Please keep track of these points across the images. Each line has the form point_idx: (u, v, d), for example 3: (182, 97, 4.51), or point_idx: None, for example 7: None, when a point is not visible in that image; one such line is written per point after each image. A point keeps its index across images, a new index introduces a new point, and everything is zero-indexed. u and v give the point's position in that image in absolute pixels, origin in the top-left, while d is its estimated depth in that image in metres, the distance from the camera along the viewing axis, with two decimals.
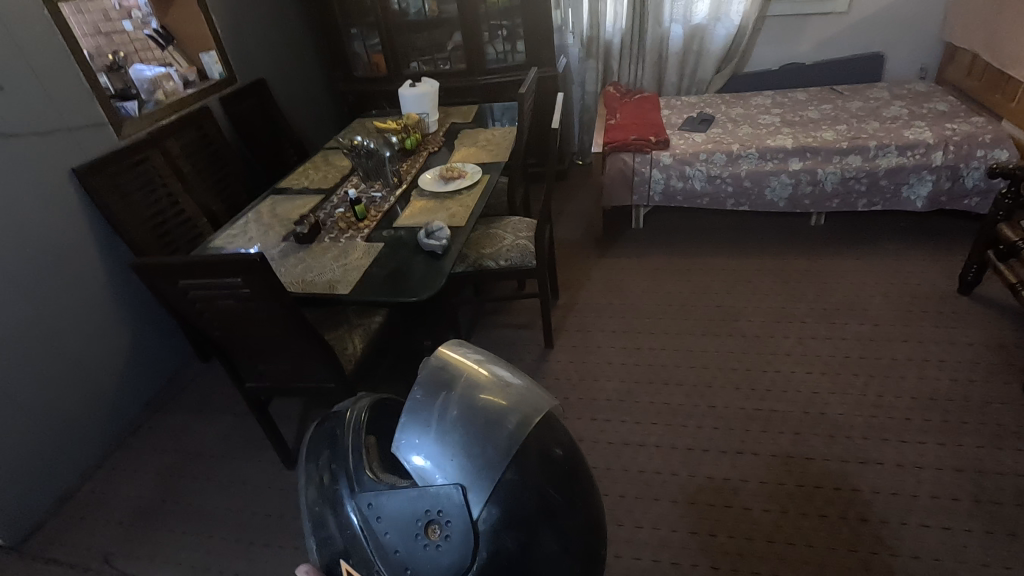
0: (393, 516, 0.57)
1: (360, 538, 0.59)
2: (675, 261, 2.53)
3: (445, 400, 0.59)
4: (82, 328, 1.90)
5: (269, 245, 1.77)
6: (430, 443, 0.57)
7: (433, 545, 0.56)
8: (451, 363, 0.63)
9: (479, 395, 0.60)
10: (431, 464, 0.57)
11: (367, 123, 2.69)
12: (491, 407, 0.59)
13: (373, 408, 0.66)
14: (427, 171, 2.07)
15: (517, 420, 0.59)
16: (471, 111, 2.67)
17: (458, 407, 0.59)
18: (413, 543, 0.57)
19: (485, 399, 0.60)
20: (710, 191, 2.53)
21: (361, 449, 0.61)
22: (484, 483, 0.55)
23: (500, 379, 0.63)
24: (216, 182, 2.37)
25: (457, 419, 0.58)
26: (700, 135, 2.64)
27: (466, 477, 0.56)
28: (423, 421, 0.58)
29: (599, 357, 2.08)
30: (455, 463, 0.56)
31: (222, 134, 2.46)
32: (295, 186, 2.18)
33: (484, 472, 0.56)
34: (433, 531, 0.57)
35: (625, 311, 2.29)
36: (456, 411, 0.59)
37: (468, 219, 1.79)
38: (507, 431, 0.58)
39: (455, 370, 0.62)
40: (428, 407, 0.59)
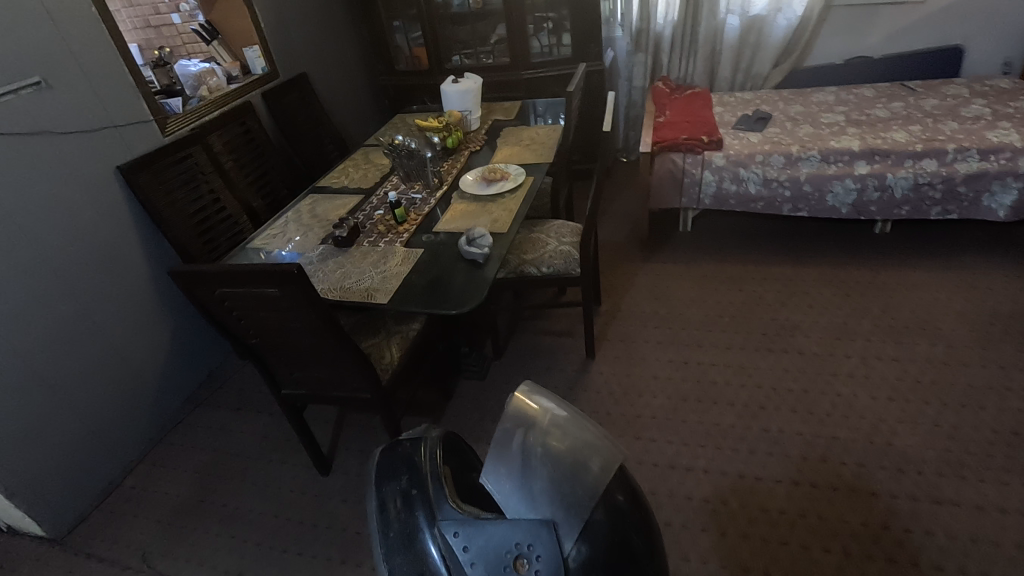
0: (483, 545, 0.60)
1: (440, 568, 0.61)
2: (725, 268, 2.40)
3: (524, 443, 0.62)
4: (125, 323, 1.92)
5: (309, 248, 1.74)
6: (516, 485, 0.60)
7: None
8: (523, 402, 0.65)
9: (557, 439, 0.62)
10: (519, 505, 0.60)
11: (408, 120, 2.64)
12: (571, 449, 0.62)
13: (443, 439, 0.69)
14: (468, 172, 2.00)
15: (598, 457, 0.61)
16: (514, 108, 2.59)
17: (539, 450, 0.61)
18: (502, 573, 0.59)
19: (564, 440, 0.62)
20: (766, 195, 2.38)
21: (439, 477, 0.65)
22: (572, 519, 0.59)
23: (573, 421, 0.65)
24: (258, 178, 2.37)
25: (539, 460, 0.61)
26: (757, 135, 2.48)
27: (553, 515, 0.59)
28: (507, 463, 0.61)
29: (644, 370, 1.98)
30: (542, 502, 0.59)
31: (263, 130, 2.45)
32: (334, 185, 2.14)
33: (570, 509, 0.59)
34: (522, 565, 0.59)
35: (671, 321, 2.18)
36: (538, 454, 0.61)
37: (512, 225, 1.71)
38: (589, 473, 0.60)
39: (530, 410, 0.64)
40: (510, 449, 0.62)
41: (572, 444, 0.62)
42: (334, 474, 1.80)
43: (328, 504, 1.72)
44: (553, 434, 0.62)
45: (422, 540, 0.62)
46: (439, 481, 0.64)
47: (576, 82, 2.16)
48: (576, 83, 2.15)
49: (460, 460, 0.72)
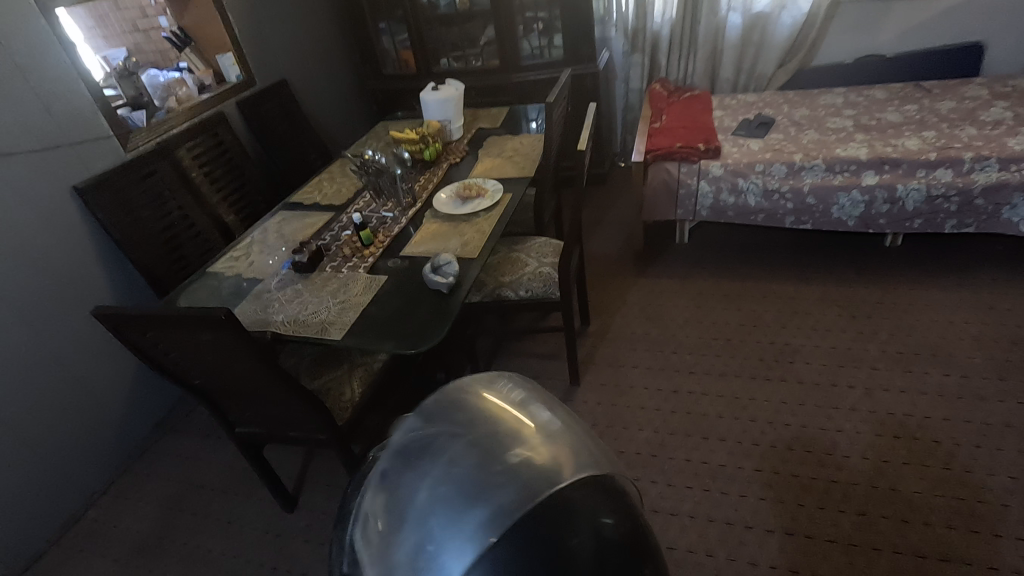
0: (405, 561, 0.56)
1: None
2: (722, 285, 2.26)
3: (472, 438, 0.60)
4: (88, 350, 1.84)
5: (268, 275, 1.64)
6: (443, 484, 0.57)
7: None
8: (501, 399, 0.65)
9: (505, 439, 0.59)
10: (441, 510, 0.55)
11: (391, 128, 2.52)
12: (540, 444, 0.58)
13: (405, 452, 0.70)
14: (444, 188, 1.88)
15: (538, 464, 0.56)
16: (501, 114, 2.46)
17: (477, 446, 0.59)
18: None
19: (536, 434, 0.60)
20: (766, 207, 2.23)
21: (372, 511, 0.62)
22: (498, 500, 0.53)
23: (538, 427, 0.61)
24: (232, 192, 2.27)
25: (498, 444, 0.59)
26: (758, 142, 2.33)
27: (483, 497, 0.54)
28: (442, 462, 0.59)
29: (631, 399, 1.85)
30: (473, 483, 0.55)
31: (238, 140, 2.34)
32: (305, 202, 2.03)
33: (503, 495, 0.54)
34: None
35: (663, 344, 2.04)
36: (474, 451, 0.58)
37: (483, 248, 1.58)
38: (521, 473, 0.55)
39: (503, 405, 0.64)
40: (454, 444, 0.60)
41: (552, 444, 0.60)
42: (299, 512, 1.70)
43: (291, 545, 1.62)
44: (528, 429, 0.61)
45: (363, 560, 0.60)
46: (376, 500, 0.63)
47: (561, 89, 2.03)
48: (561, 90, 2.02)
49: None
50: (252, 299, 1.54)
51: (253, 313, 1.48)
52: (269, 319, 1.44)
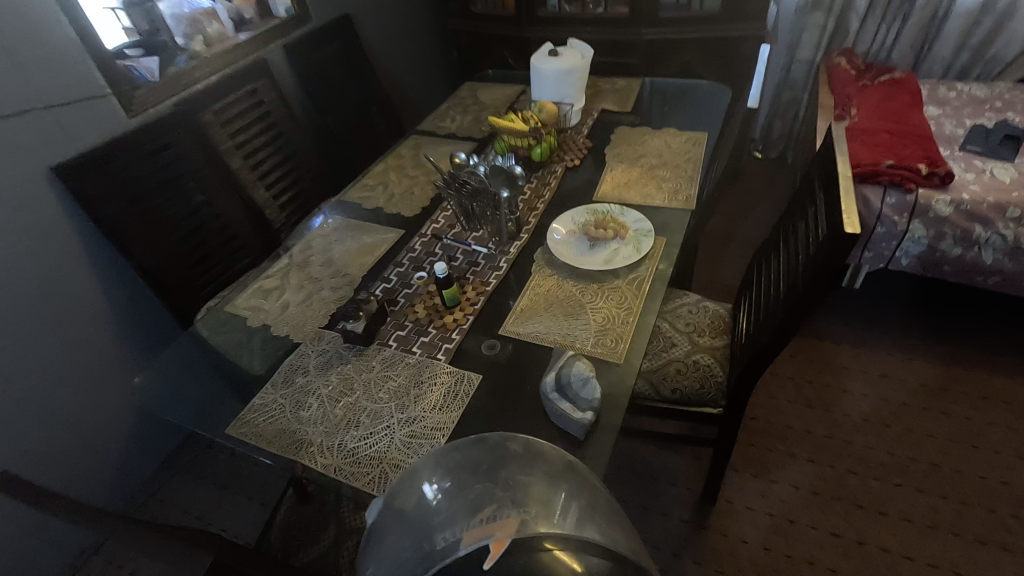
0: (431, 494, 0.68)
1: (421, 500, 0.69)
2: (918, 366, 1.62)
3: (493, 513, 0.61)
4: (74, 381, 1.40)
5: (307, 337, 1.12)
6: (449, 493, 0.67)
7: (431, 512, 0.66)
8: (555, 504, 0.63)
9: (530, 519, 0.60)
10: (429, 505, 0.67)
11: (481, 98, 1.90)
12: (560, 530, 0.59)
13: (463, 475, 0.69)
14: (562, 217, 1.29)
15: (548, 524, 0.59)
16: (631, 91, 1.80)
17: (497, 517, 0.60)
18: (433, 497, 0.68)
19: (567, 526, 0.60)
20: (1009, 270, 1.56)
21: (447, 474, 0.70)
22: (477, 536, 0.58)
23: (574, 525, 0.61)
24: (273, 169, 1.74)
25: (537, 496, 0.63)
26: (1006, 168, 1.61)
27: (460, 536, 0.59)
28: (471, 480, 0.67)
29: (791, 546, 1.31)
30: (482, 514, 0.62)
31: (283, 98, 1.79)
32: (364, 206, 1.49)
33: (481, 540, 0.57)
34: (486, 516, 0.61)
35: (835, 453, 1.47)
36: (510, 508, 0.61)
37: (632, 347, 1.01)
38: (531, 504, 0.62)
39: (557, 515, 0.61)
40: (473, 514, 0.62)
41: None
42: None
43: None
44: None
45: (425, 483, 0.71)
46: (442, 469, 0.71)
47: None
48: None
49: (490, 459, 0.70)
50: (280, 384, 1.04)
51: (280, 414, 0.98)
52: (301, 436, 0.94)
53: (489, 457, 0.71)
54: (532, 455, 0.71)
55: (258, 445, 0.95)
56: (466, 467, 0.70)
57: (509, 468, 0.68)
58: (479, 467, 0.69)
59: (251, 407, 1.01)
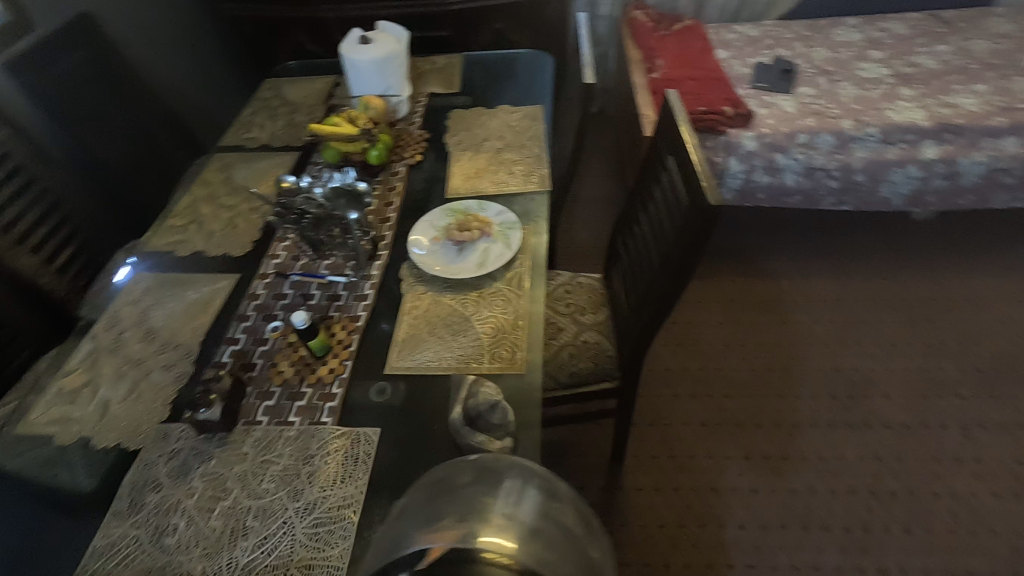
0: (403, 519, 0.62)
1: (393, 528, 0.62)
2: (755, 286, 1.84)
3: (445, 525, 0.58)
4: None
5: (147, 440, 0.90)
6: (414, 511, 0.62)
7: (396, 533, 0.61)
8: (517, 504, 0.60)
9: (481, 519, 0.58)
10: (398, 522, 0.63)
11: (288, 96, 1.67)
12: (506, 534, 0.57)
13: (443, 485, 0.65)
14: (421, 224, 1.19)
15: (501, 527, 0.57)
16: (455, 69, 1.70)
17: (446, 528, 0.57)
18: (400, 522, 0.62)
19: (511, 523, 0.58)
20: (806, 188, 1.81)
21: (425, 496, 0.64)
22: (419, 542, 0.57)
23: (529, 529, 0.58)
24: (30, 227, 1.37)
25: (478, 502, 0.60)
26: (789, 100, 1.84)
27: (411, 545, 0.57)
28: (433, 496, 0.63)
29: (695, 479, 1.43)
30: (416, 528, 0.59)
31: (22, 131, 1.39)
32: (177, 252, 1.23)
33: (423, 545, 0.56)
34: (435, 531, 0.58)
35: (710, 383, 1.61)
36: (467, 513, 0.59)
37: (530, 353, 0.97)
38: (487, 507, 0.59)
39: (511, 509, 0.60)
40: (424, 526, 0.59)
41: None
42: None
43: None
44: None
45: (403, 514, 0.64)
46: (418, 494, 0.65)
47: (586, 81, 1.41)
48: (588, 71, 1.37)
49: (467, 473, 0.65)
50: (127, 511, 0.82)
51: (136, 552, 0.78)
52: (176, 570, 0.76)
53: (471, 468, 0.66)
54: (517, 468, 0.66)
55: None
56: (442, 488, 0.64)
57: (480, 479, 0.64)
58: (454, 484, 0.64)
59: (93, 554, 0.79)
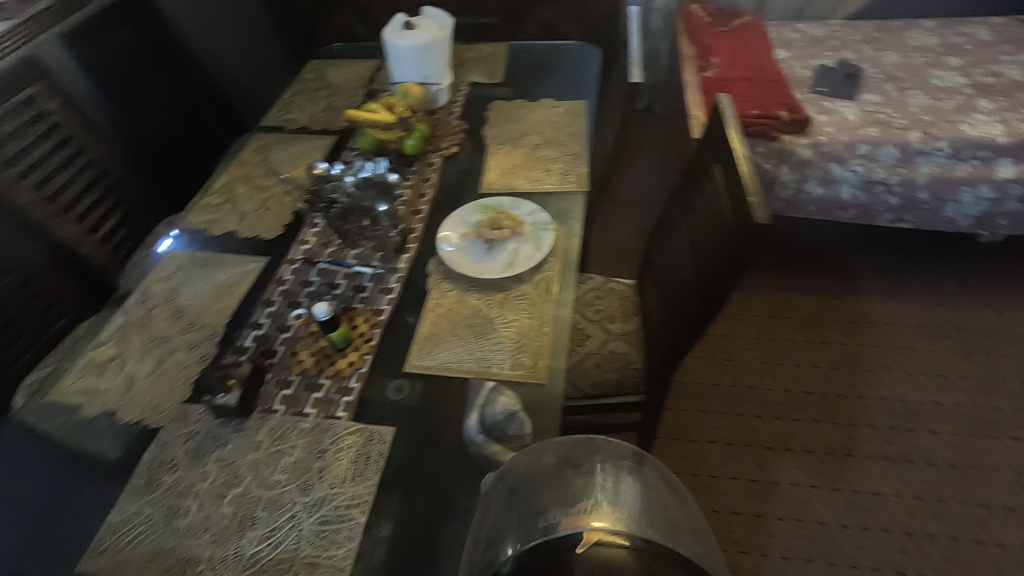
0: (522, 502, 0.71)
1: (512, 509, 0.71)
2: (797, 302, 1.75)
3: (567, 515, 0.68)
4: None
5: (167, 419, 0.91)
6: (534, 494, 0.72)
7: (519, 518, 0.70)
8: (615, 486, 0.72)
9: (598, 507, 0.69)
10: (519, 502, 0.71)
11: (330, 79, 1.66)
12: (622, 522, 0.67)
13: (547, 462, 0.75)
14: (451, 220, 1.16)
15: (619, 515, 0.68)
16: (498, 58, 1.66)
17: (573, 515, 0.68)
18: (516, 502, 0.71)
19: (621, 505, 0.70)
20: (862, 202, 1.71)
21: (534, 475, 0.73)
22: (564, 526, 0.67)
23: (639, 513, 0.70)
24: (76, 195, 1.41)
25: (589, 495, 0.70)
26: (851, 107, 1.72)
27: (552, 524, 0.67)
28: (545, 472, 0.74)
29: (717, 500, 1.37)
30: (553, 517, 0.68)
31: (72, 101, 1.41)
32: (210, 231, 1.24)
33: (574, 529, 0.66)
34: (561, 518, 0.68)
35: (741, 400, 1.54)
36: (586, 500, 0.70)
37: (554, 361, 0.93)
38: (597, 493, 0.71)
39: (614, 491, 0.72)
40: (551, 515, 0.69)
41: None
42: None
43: None
44: None
45: (516, 496, 0.72)
46: (527, 473, 0.73)
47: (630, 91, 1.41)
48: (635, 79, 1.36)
49: (564, 453, 0.75)
50: (142, 489, 0.83)
51: (148, 531, 0.79)
52: (184, 554, 0.76)
53: (567, 447, 0.76)
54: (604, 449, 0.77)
55: None
56: (549, 467, 0.74)
57: (579, 460, 0.75)
58: (556, 464, 0.74)
59: (107, 529, 0.80)
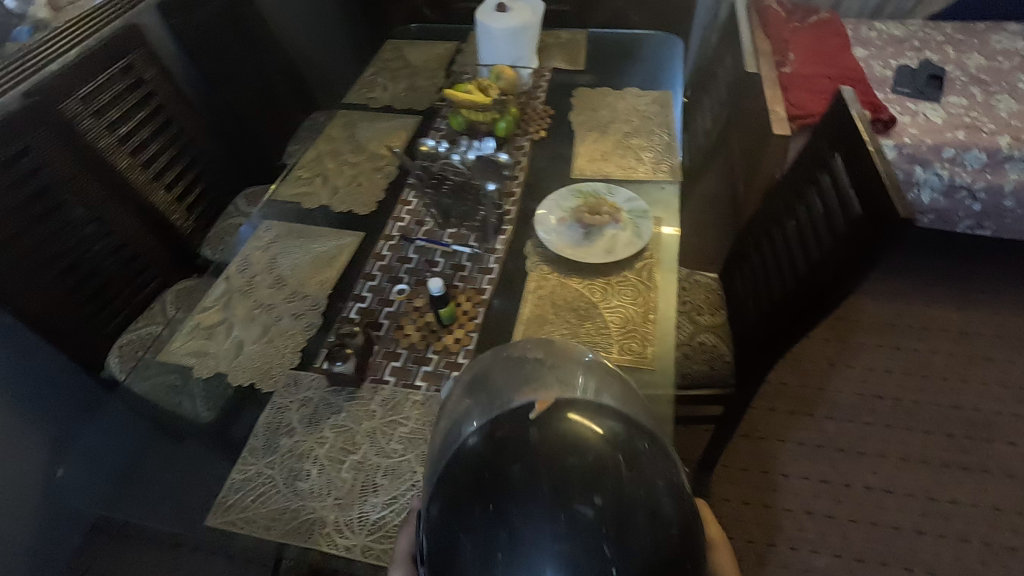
0: (468, 405, 0.51)
1: (462, 415, 0.50)
2: (868, 305, 1.73)
3: (514, 401, 0.47)
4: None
5: (279, 384, 0.93)
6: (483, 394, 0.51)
7: (467, 417, 0.49)
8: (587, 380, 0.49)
9: (565, 395, 0.47)
10: (467, 403, 0.51)
11: (409, 59, 1.66)
12: (591, 409, 0.45)
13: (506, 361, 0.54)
14: (547, 204, 1.16)
15: (593, 407, 0.46)
16: (579, 44, 1.65)
17: (523, 400, 0.47)
18: (466, 404, 0.51)
19: (594, 399, 0.47)
20: (942, 208, 1.70)
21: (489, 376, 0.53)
22: (520, 401, 0.46)
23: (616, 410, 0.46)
24: (166, 163, 1.43)
25: (554, 381, 0.49)
26: (936, 109, 1.68)
27: (497, 408, 0.47)
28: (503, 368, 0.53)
29: (788, 498, 1.37)
30: (507, 393, 0.48)
31: (166, 70, 1.43)
32: (303, 204, 1.25)
33: (527, 403, 0.46)
34: (510, 406, 0.47)
35: (811, 401, 1.53)
36: (547, 386, 0.48)
37: (662, 348, 0.93)
38: (570, 382, 0.49)
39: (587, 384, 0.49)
40: (502, 401, 0.48)
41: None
42: None
43: None
44: None
45: (466, 403, 0.52)
46: (480, 376, 0.54)
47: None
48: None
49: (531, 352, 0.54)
50: (262, 450, 0.85)
51: (272, 490, 0.81)
52: (308, 515, 0.78)
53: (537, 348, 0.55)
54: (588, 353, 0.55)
55: (255, 537, 0.77)
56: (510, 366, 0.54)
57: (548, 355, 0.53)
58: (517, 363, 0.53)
59: (231, 487, 0.82)
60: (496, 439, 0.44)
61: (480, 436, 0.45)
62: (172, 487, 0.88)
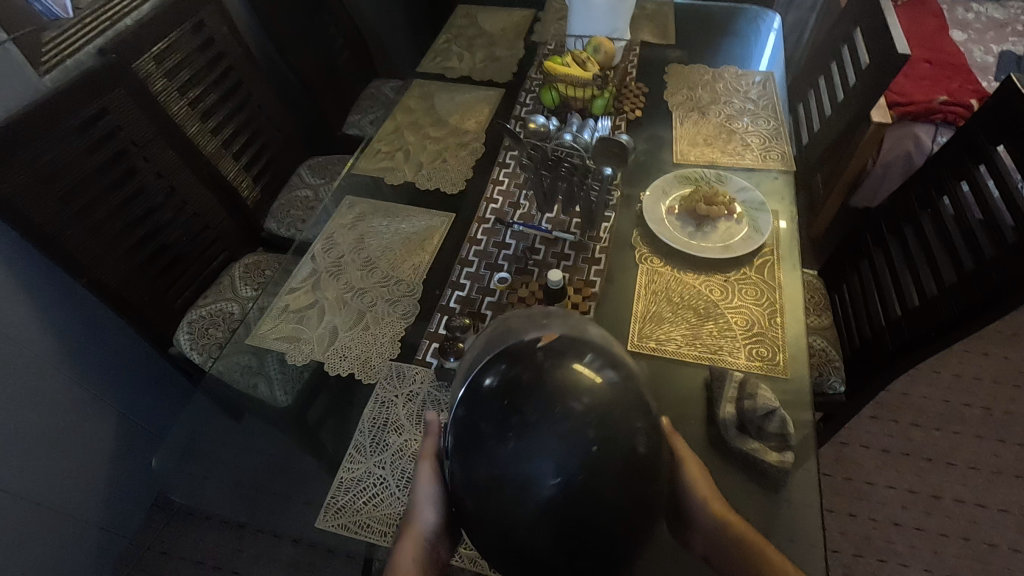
0: (484, 348, 0.52)
1: (476, 355, 0.51)
2: None
3: (523, 337, 0.48)
4: (14, 457, 1.02)
5: (381, 376, 0.87)
6: (495, 339, 0.52)
7: (481, 355, 0.50)
8: (598, 342, 0.49)
9: (571, 339, 0.47)
10: (484, 346, 0.52)
11: (484, 27, 1.56)
12: (594, 357, 0.45)
13: (531, 316, 0.55)
14: (654, 192, 1.08)
15: (600, 356, 0.45)
16: (668, 17, 1.54)
17: (531, 337, 0.47)
18: (483, 348, 0.52)
19: (603, 353, 0.46)
20: None
21: (511, 325, 0.54)
22: (529, 335, 0.47)
23: (616, 362, 0.45)
24: (236, 130, 1.36)
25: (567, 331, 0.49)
26: None
27: (508, 344, 0.48)
28: (521, 323, 0.53)
29: (876, 508, 1.30)
30: (521, 331, 0.50)
31: (236, 29, 1.35)
32: (386, 180, 1.18)
33: (534, 338, 0.47)
34: (522, 340, 0.47)
35: (896, 406, 1.46)
36: (557, 333, 0.48)
37: (793, 355, 0.86)
38: (586, 338, 0.49)
39: (600, 343, 0.48)
40: (513, 337, 0.49)
41: (569, 494, 0.39)
42: None
43: None
44: None
45: (484, 348, 0.52)
46: (501, 328, 0.55)
47: (840, 73, 1.37)
48: (859, 56, 1.27)
49: (552, 317, 0.54)
50: (369, 448, 0.80)
51: (384, 492, 0.76)
52: None
53: (557, 317, 0.55)
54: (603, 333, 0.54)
55: (371, 543, 0.72)
56: (530, 321, 0.54)
57: (561, 322, 0.53)
58: (537, 319, 0.54)
59: (340, 488, 0.77)
60: (508, 353, 0.46)
61: (497, 358, 0.46)
62: (270, 479, 0.83)
